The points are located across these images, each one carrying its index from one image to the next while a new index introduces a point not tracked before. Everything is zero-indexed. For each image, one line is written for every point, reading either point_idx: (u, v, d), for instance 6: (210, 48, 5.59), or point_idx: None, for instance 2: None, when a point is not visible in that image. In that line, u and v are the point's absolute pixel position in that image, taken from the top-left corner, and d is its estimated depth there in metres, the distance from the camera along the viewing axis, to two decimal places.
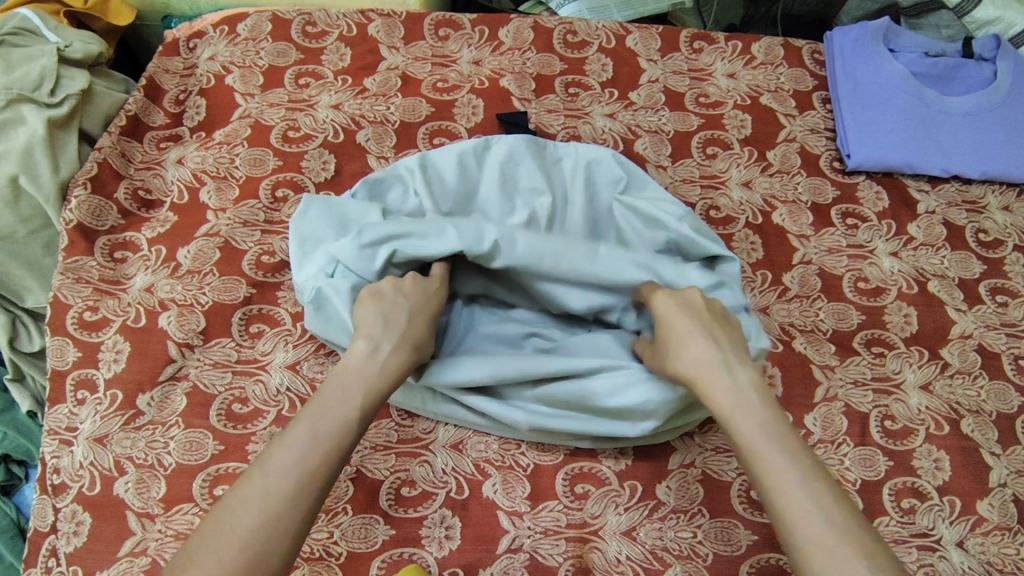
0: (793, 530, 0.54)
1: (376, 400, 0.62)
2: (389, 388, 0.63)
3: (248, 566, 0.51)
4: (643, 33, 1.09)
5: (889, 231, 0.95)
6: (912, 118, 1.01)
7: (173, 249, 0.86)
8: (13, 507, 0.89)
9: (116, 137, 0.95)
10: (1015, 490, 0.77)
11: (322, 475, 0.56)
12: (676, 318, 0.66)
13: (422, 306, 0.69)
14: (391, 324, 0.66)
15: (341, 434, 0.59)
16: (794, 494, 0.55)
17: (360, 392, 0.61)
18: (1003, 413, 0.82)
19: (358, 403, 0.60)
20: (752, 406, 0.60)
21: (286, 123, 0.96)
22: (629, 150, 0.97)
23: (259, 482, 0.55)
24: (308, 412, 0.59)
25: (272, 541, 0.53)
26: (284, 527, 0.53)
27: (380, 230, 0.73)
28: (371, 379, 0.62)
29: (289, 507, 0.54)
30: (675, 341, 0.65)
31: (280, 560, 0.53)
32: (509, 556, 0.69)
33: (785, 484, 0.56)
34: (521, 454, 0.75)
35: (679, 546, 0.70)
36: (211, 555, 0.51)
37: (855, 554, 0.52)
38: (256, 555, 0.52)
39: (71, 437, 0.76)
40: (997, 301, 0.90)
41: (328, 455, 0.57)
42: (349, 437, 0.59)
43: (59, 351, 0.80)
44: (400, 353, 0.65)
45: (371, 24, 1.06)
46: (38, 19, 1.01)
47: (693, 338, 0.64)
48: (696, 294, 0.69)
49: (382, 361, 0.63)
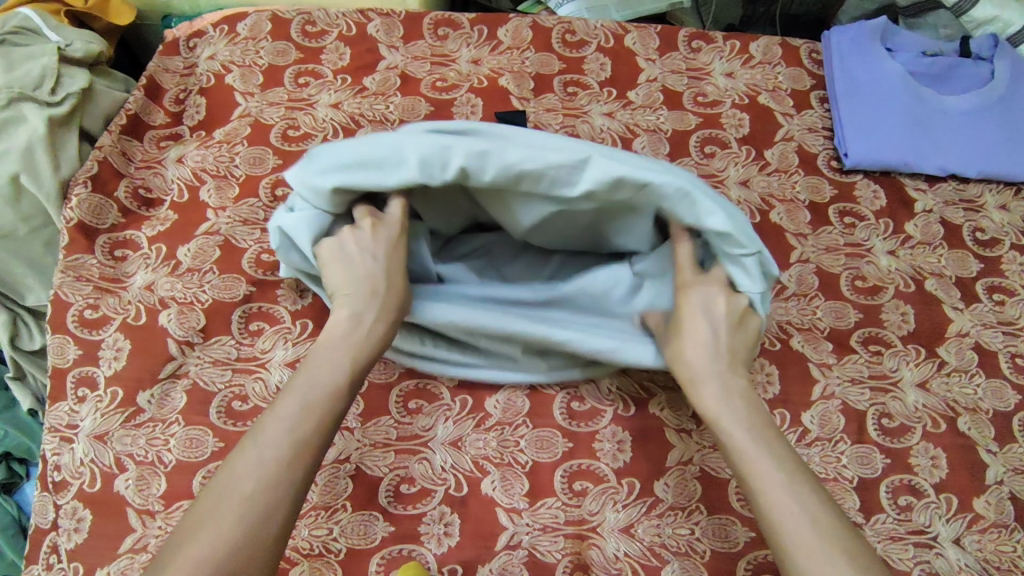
0: (777, 531, 0.57)
1: (364, 364, 0.65)
2: (375, 351, 0.66)
3: (250, 531, 0.53)
4: (641, 33, 1.09)
5: (887, 229, 0.95)
6: (909, 117, 1.02)
7: (173, 248, 0.87)
8: (13, 505, 0.90)
9: (117, 136, 0.95)
10: (1011, 487, 0.77)
11: (315, 443, 0.59)
12: (692, 314, 0.67)
13: (392, 264, 0.68)
14: (366, 295, 0.67)
15: (331, 403, 0.61)
16: (779, 497, 0.58)
17: (347, 361, 0.64)
18: (999, 411, 0.82)
19: (345, 371, 0.63)
20: (739, 414, 0.63)
21: (286, 121, 0.96)
22: (627, 149, 0.97)
23: (254, 451, 0.57)
24: (297, 384, 0.62)
25: (271, 508, 0.55)
26: (282, 494, 0.56)
27: (335, 157, 0.67)
28: (357, 346, 0.65)
29: (286, 472, 0.56)
30: (682, 339, 0.67)
31: (279, 526, 0.55)
32: (507, 553, 0.70)
33: (770, 486, 0.58)
34: (520, 452, 0.75)
35: (677, 543, 0.70)
36: (213, 525, 0.53)
37: (835, 555, 0.54)
38: (257, 521, 0.54)
39: (72, 434, 0.76)
40: (994, 299, 0.90)
41: (320, 423, 0.60)
42: (339, 405, 0.62)
43: (59, 349, 0.81)
44: (382, 312, 0.66)
45: (370, 24, 1.06)
46: (39, 18, 1.01)
47: (701, 339, 0.66)
48: (720, 298, 0.67)
49: (365, 324, 0.66)
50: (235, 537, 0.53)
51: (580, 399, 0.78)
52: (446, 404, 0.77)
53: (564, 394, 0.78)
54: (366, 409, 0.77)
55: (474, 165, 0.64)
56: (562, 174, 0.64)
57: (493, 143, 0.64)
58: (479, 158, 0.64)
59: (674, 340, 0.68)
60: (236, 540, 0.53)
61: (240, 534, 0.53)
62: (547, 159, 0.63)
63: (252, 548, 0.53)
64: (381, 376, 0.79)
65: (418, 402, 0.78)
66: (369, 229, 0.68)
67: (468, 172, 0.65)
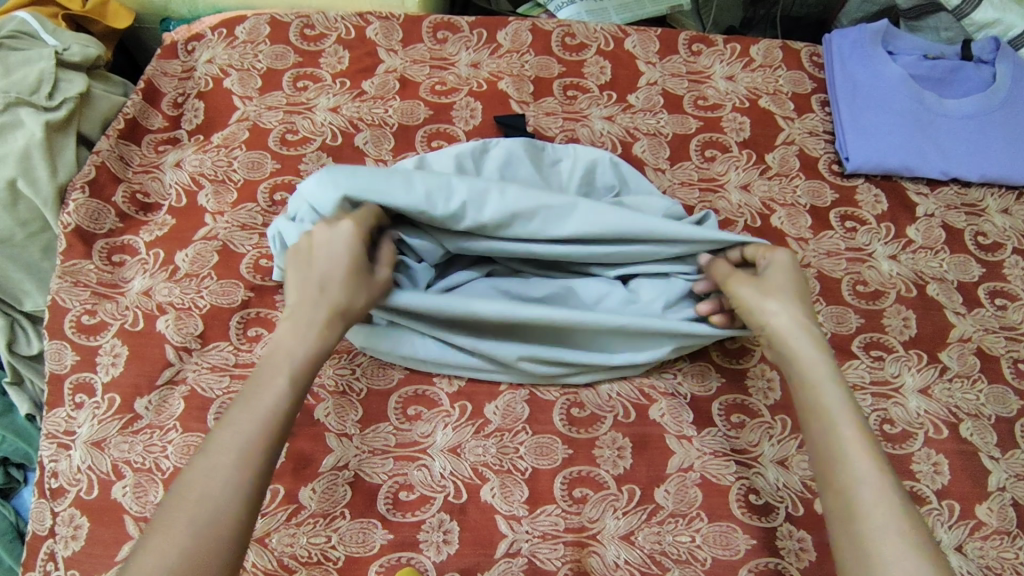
0: (852, 479, 0.58)
1: (307, 372, 0.63)
2: (318, 358, 0.65)
3: (199, 540, 0.53)
4: (641, 36, 1.09)
5: (888, 234, 0.94)
6: (911, 121, 1.01)
7: (171, 253, 0.86)
8: (12, 511, 0.89)
9: (114, 140, 0.95)
10: (1014, 494, 0.77)
11: (262, 452, 0.58)
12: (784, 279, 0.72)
13: (335, 265, 0.67)
14: (304, 302, 0.66)
15: (277, 411, 0.60)
16: (858, 453, 0.59)
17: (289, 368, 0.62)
18: (1002, 417, 0.82)
19: (286, 378, 0.62)
20: (832, 373, 0.65)
21: (285, 125, 0.96)
22: (627, 153, 0.97)
23: (202, 462, 0.56)
24: (243, 395, 0.61)
25: (220, 515, 0.54)
26: (230, 504, 0.55)
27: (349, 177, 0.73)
28: (297, 353, 0.63)
29: (232, 481, 0.56)
30: (778, 293, 0.71)
31: (229, 534, 0.54)
32: (507, 560, 0.69)
33: (851, 441, 0.60)
34: (519, 458, 0.74)
35: (677, 551, 0.70)
36: (158, 537, 0.52)
37: (901, 513, 0.56)
38: (205, 529, 0.53)
39: (69, 441, 0.76)
40: (996, 304, 0.90)
41: (266, 432, 0.59)
42: (285, 413, 0.61)
43: (56, 354, 0.80)
44: (327, 316, 0.66)
45: (369, 27, 1.06)
46: (36, 22, 1.01)
47: (795, 298, 0.71)
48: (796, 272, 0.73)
49: (308, 328, 0.65)
50: (181, 547, 0.52)
51: (580, 405, 0.78)
52: (445, 410, 0.77)
53: (564, 400, 0.79)
54: (365, 415, 0.76)
55: (476, 200, 0.74)
56: (552, 218, 0.75)
57: (491, 188, 0.75)
58: (480, 194, 0.74)
59: (769, 291, 0.71)
60: (182, 551, 0.52)
61: (187, 543, 0.52)
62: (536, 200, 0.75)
63: (201, 558, 0.52)
64: (380, 383, 0.79)
65: (417, 408, 0.77)
66: (320, 233, 0.69)
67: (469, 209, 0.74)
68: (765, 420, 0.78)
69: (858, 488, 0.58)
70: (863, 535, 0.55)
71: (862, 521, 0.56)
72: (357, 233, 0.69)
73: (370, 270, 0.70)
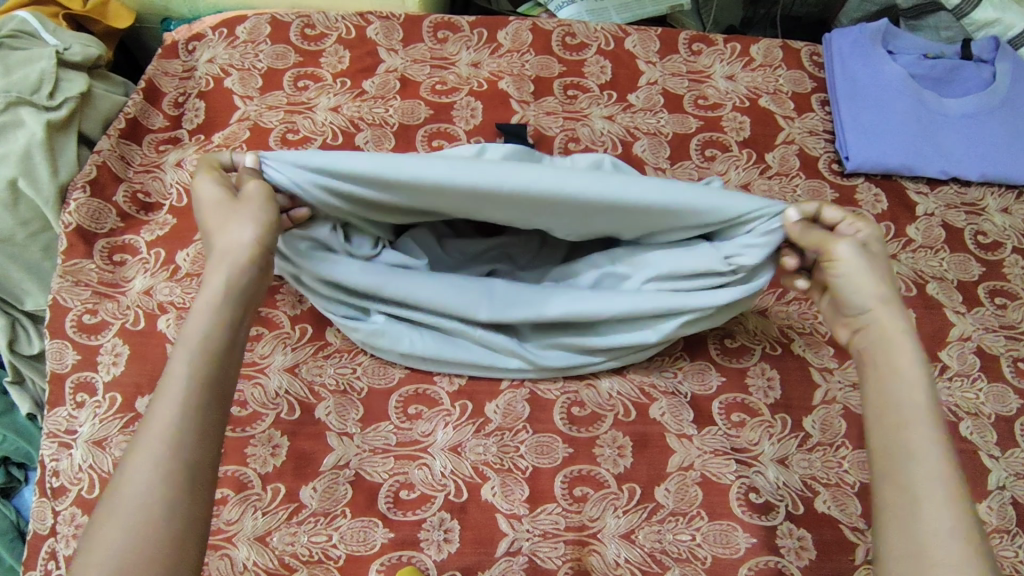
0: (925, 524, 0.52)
1: (213, 346, 0.58)
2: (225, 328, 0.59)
3: (134, 534, 0.49)
4: (641, 36, 1.09)
5: (888, 233, 0.95)
6: (911, 120, 1.02)
7: (172, 252, 0.86)
8: (13, 510, 0.89)
9: (116, 140, 0.95)
10: (1013, 492, 0.77)
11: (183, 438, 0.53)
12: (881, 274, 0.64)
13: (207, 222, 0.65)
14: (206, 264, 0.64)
15: (193, 397, 0.55)
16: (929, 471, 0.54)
17: (189, 353, 0.57)
18: (1002, 416, 0.82)
19: (185, 363, 0.56)
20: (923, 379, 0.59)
21: (285, 125, 0.96)
22: (628, 152, 0.97)
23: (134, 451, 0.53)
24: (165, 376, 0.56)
25: (148, 506, 0.50)
26: (156, 499, 0.50)
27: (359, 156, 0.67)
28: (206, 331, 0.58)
29: (155, 468, 0.51)
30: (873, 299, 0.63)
31: (167, 527, 0.50)
32: (508, 559, 0.69)
33: (924, 452, 0.55)
34: (520, 457, 0.75)
35: (678, 549, 0.70)
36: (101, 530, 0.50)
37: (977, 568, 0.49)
38: (139, 522, 0.49)
39: (70, 440, 0.76)
40: (996, 303, 0.90)
41: (182, 420, 0.54)
42: (197, 399, 0.55)
43: (58, 354, 0.80)
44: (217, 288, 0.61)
45: (370, 27, 1.06)
46: (37, 22, 1.01)
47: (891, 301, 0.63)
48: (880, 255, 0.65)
49: (206, 305, 0.60)
50: (117, 542, 0.49)
51: (580, 404, 0.78)
52: (445, 409, 0.77)
53: (564, 398, 0.79)
54: (366, 415, 0.77)
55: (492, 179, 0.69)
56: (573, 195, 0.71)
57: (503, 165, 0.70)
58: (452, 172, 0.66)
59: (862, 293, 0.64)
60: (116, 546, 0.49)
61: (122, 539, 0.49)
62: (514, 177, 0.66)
63: (136, 553, 0.48)
64: (381, 382, 0.79)
65: (418, 407, 0.77)
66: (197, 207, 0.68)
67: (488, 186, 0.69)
68: (766, 419, 0.78)
69: (923, 497, 0.53)
70: (926, 549, 0.50)
71: (924, 521, 0.52)
72: (207, 179, 0.67)
73: (232, 196, 0.65)
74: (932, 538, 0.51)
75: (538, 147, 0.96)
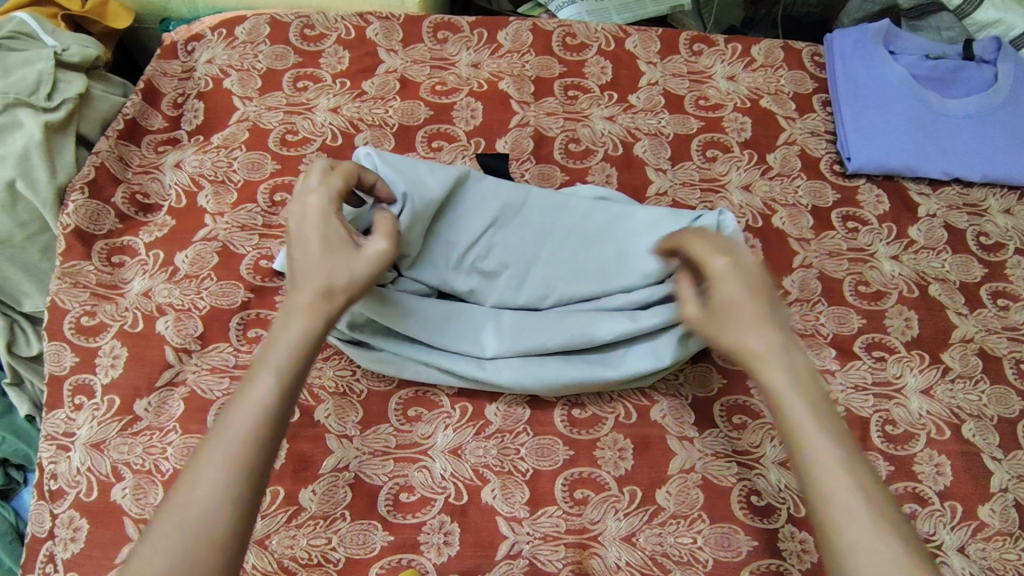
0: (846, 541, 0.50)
1: (295, 371, 0.57)
2: (308, 355, 0.58)
3: (184, 555, 0.49)
4: (642, 36, 1.09)
5: (889, 234, 0.94)
6: (912, 121, 1.01)
7: (170, 254, 0.86)
8: (12, 512, 0.89)
9: (114, 141, 0.95)
10: (1016, 495, 0.76)
11: (253, 464, 0.53)
12: (732, 287, 0.60)
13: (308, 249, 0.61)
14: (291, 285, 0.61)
15: (267, 419, 0.54)
16: (837, 486, 0.52)
17: (273, 374, 0.56)
18: (1003, 417, 0.81)
19: (270, 384, 0.56)
20: (801, 382, 0.56)
21: (284, 126, 0.95)
22: (628, 153, 0.97)
23: (194, 470, 0.52)
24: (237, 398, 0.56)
25: (204, 529, 0.50)
26: (215, 522, 0.50)
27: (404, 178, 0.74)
28: (286, 353, 0.57)
29: (219, 495, 0.51)
30: (728, 320, 0.59)
31: (218, 549, 0.50)
32: (508, 562, 0.69)
33: (829, 467, 0.53)
34: (520, 459, 0.74)
35: (679, 552, 0.70)
36: (151, 543, 0.50)
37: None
38: (193, 542, 0.50)
39: (68, 442, 0.75)
40: (998, 304, 0.90)
41: (253, 445, 0.53)
42: (274, 416, 0.55)
43: (56, 356, 0.80)
44: (311, 299, 0.59)
45: (369, 27, 1.06)
46: (36, 23, 1.00)
47: (750, 312, 0.59)
48: (751, 258, 0.62)
49: (296, 325, 0.58)
50: (168, 559, 0.49)
51: (581, 406, 0.78)
52: (445, 411, 0.77)
53: (566, 400, 0.78)
54: (366, 417, 0.76)
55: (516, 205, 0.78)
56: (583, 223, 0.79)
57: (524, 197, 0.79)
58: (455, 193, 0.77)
59: (719, 318, 0.60)
60: (164, 563, 0.49)
61: (171, 557, 0.49)
62: (510, 193, 0.78)
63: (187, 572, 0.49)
64: (379, 384, 0.78)
65: (418, 409, 0.77)
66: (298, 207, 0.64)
67: (509, 209, 0.78)
68: (767, 422, 0.78)
69: (837, 519, 0.51)
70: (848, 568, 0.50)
71: (847, 538, 0.50)
72: (325, 214, 0.63)
73: (352, 245, 0.62)
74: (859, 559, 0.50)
75: (537, 149, 0.96)
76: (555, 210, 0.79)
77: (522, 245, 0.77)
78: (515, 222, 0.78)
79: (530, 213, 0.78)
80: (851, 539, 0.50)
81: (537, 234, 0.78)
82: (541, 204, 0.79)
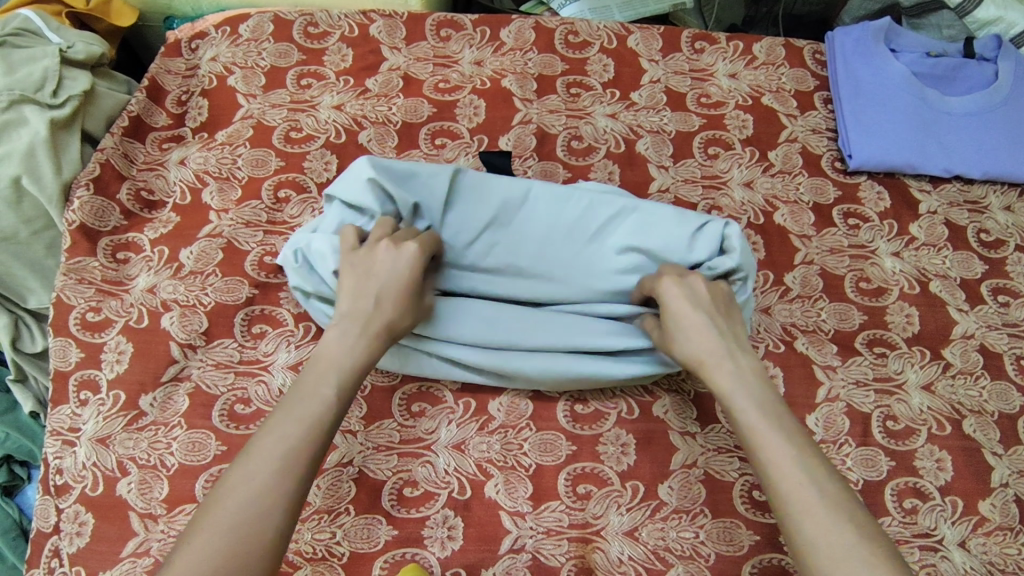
0: (807, 530, 0.54)
1: (351, 380, 0.63)
2: (361, 368, 0.64)
3: (240, 539, 0.52)
4: (644, 34, 1.09)
5: (891, 231, 0.95)
6: (914, 118, 1.02)
7: (175, 250, 0.86)
8: (15, 508, 0.89)
9: (119, 138, 0.95)
10: (1016, 490, 0.77)
11: (307, 460, 0.58)
12: (680, 301, 0.68)
13: (392, 284, 0.66)
14: (359, 312, 0.65)
15: (322, 417, 0.60)
16: (789, 478, 0.57)
17: (337, 379, 0.62)
18: (1004, 413, 0.82)
19: (330, 387, 0.61)
20: (750, 386, 0.63)
21: (288, 123, 0.96)
22: (630, 151, 0.97)
23: (248, 464, 0.57)
24: (290, 401, 0.61)
25: (259, 514, 0.54)
26: (268, 508, 0.54)
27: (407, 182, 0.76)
28: (343, 362, 0.63)
29: (273, 485, 0.55)
30: (680, 330, 0.67)
31: (270, 534, 0.54)
32: (511, 557, 0.69)
33: (783, 462, 0.58)
34: (523, 455, 0.75)
35: (681, 547, 0.70)
36: (204, 530, 0.53)
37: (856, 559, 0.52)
38: (248, 526, 0.53)
39: (74, 438, 0.76)
40: (999, 301, 0.90)
41: (306, 441, 0.58)
42: (330, 420, 0.60)
43: (61, 352, 0.80)
44: (376, 331, 0.65)
45: (372, 25, 1.06)
46: (41, 20, 1.01)
47: (697, 322, 0.67)
48: (699, 280, 0.69)
49: (349, 337, 0.64)
50: (224, 542, 0.52)
51: (584, 402, 0.78)
52: (449, 407, 0.77)
53: (568, 396, 0.79)
54: (369, 412, 0.76)
55: (516, 202, 0.78)
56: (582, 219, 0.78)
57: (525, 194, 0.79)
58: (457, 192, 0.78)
59: (671, 331, 0.68)
60: (218, 547, 0.52)
61: (228, 541, 0.52)
62: (510, 190, 0.78)
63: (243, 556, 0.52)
64: (382, 380, 0.79)
65: (422, 405, 0.77)
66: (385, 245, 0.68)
67: (509, 206, 0.78)
68: None
69: (795, 508, 0.55)
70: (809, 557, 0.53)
71: (808, 528, 0.54)
72: (413, 256, 0.68)
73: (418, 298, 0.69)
74: (820, 546, 0.53)
75: (539, 146, 0.96)
76: (556, 207, 0.78)
77: (520, 243, 0.78)
78: (515, 221, 0.78)
79: (530, 210, 0.78)
80: (808, 528, 0.54)
81: (537, 231, 0.78)
82: (542, 200, 0.78)
